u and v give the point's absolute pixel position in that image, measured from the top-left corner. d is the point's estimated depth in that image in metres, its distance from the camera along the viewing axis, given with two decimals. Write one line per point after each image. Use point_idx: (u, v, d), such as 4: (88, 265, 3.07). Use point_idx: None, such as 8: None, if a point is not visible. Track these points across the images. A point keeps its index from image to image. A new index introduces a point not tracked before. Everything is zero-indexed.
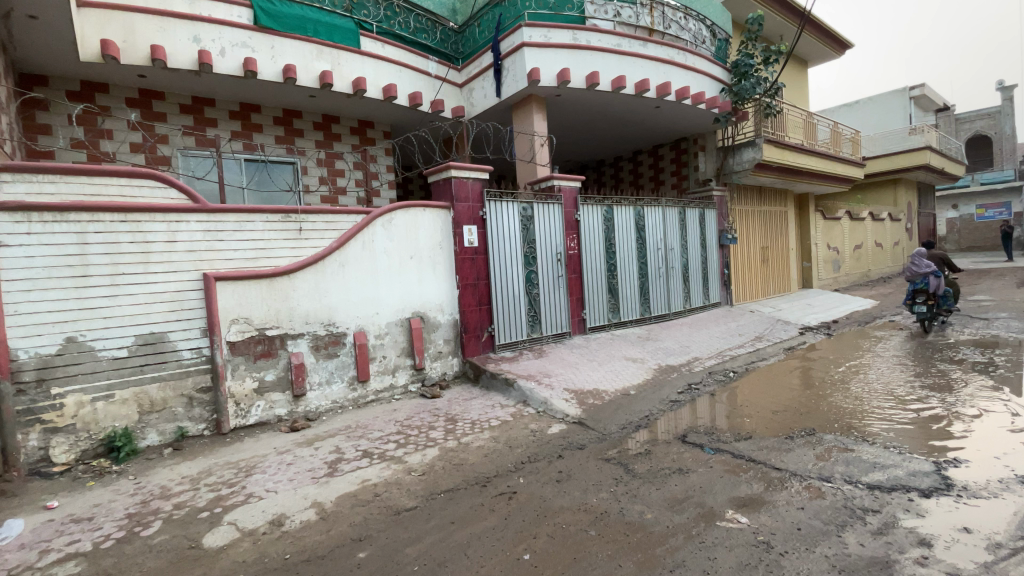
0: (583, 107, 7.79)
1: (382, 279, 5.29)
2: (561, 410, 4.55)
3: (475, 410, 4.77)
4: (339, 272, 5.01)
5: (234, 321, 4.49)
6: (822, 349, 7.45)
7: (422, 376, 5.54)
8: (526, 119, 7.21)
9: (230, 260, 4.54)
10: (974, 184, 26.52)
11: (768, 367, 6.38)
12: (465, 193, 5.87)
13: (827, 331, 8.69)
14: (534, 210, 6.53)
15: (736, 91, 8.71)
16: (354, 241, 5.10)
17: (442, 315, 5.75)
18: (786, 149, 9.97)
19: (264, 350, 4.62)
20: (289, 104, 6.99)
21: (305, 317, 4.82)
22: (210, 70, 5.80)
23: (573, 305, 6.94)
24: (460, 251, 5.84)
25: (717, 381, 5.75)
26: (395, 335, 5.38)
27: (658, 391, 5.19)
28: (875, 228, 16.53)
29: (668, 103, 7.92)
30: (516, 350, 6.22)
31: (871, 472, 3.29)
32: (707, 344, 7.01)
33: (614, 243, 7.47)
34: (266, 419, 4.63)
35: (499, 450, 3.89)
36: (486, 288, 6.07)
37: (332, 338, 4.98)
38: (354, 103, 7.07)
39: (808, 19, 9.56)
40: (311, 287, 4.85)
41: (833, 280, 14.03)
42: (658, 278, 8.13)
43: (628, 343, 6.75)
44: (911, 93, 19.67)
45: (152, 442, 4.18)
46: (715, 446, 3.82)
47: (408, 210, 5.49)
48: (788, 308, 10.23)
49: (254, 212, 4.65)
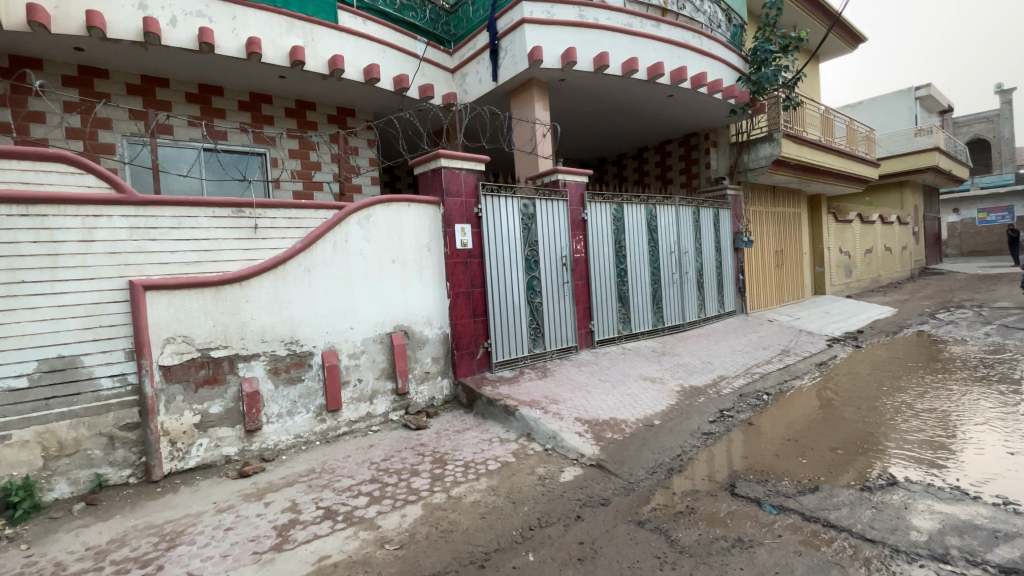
0: (589, 94, 7.00)
1: (358, 287, 4.43)
2: (574, 449, 3.70)
3: (468, 449, 3.89)
4: (305, 279, 4.15)
5: (169, 341, 3.60)
6: (857, 365, 6.67)
7: (405, 403, 4.68)
8: (526, 106, 6.39)
9: (165, 263, 3.66)
10: (974, 188, 26.13)
11: (806, 389, 5.58)
12: (457, 187, 5.04)
13: (855, 343, 7.90)
14: (535, 207, 5.71)
15: (755, 81, 7.96)
16: (324, 241, 4.23)
17: (430, 329, 4.90)
18: (804, 145, 9.26)
19: (207, 376, 3.74)
20: (256, 87, 6.14)
21: (261, 334, 3.95)
22: (157, 41, 4.90)
23: (580, 315, 6.11)
24: (451, 254, 4.98)
25: (751, 406, 4.92)
26: (373, 354, 4.51)
27: (687, 421, 4.35)
28: (884, 232, 15.91)
29: (682, 92, 7.17)
30: (516, 368, 5.37)
31: (998, 548, 2.46)
32: (731, 360, 6.18)
33: (624, 246, 6.66)
34: (211, 461, 3.75)
35: (501, 508, 3.03)
36: (481, 297, 5.20)
37: (295, 359, 4.11)
38: (331, 85, 6.22)
39: (835, 21, 9.11)
40: (269, 297, 3.99)
41: (845, 286, 13.34)
42: (672, 285, 7.34)
43: (643, 359, 5.93)
44: (917, 93, 19.21)
45: (60, 495, 3.28)
46: (776, 504, 3.00)
47: (389, 205, 4.63)
48: (808, 316, 9.46)
49: (196, 205, 3.77)
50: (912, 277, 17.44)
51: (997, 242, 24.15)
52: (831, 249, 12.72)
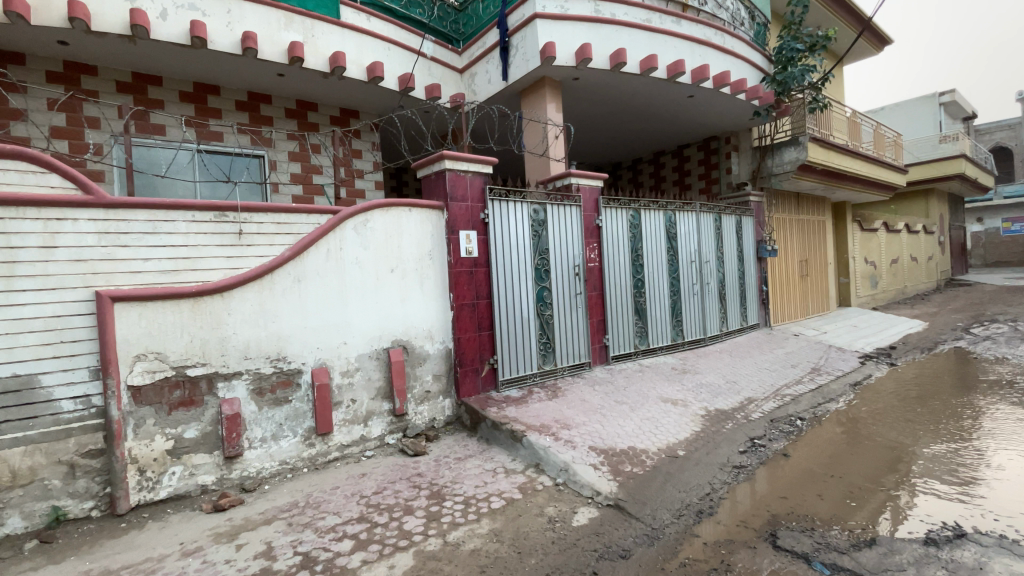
0: (605, 94, 6.61)
1: (352, 298, 4.05)
2: (589, 485, 3.27)
3: (470, 482, 3.48)
4: (294, 289, 3.78)
5: (139, 358, 3.26)
6: (894, 385, 6.17)
7: (403, 425, 4.28)
8: (538, 106, 6.02)
9: (137, 272, 3.32)
10: (998, 197, 25.33)
11: (842, 413, 5.09)
12: (462, 191, 4.67)
13: (890, 361, 7.36)
14: (546, 213, 5.31)
15: (780, 81, 7.51)
16: (316, 249, 3.87)
17: (431, 344, 4.50)
18: (831, 150, 8.79)
19: (181, 397, 3.39)
20: (254, 86, 5.86)
21: (244, 350, 3.59)
22: (145, 35, 4.61)
23: (595, 329, 5.69)
24: (455, 263, 4.60)
25: (784, 434, 4.45)
26: (369, 372, 4.12)
27: (715, 452, 3.91)
28: (909, 241, 15.29)
29: (703, 92, 6.76)
30: (524, 387, 4.95)
31: None
32: (758, 380, 5.70)
33: (641, 254, 6.24)
34: (185, 491, 3.40)
35: (504, 560, 2.61)
36: (488, 309, 4.81)
37: (282, 378, 3.74)
38: (332, 84, 5.90)
39: (864, 27, 8.71)
40: (254, 309, 3.63)
41: (870, 298, 12.75)
42: (692, 297, 6.89)
43: (662, 377, 5.47)
44: (941, 99, 18.60)
45: (12, 531, 2.94)
46: (828, 561, 2.55)
47: (388, 209, 4.27)
48: (835, 330, 8.93)
49: (174, 208, 3.43)
50: (938, 289, 16.74)
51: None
52: (857, 259, 12.15)
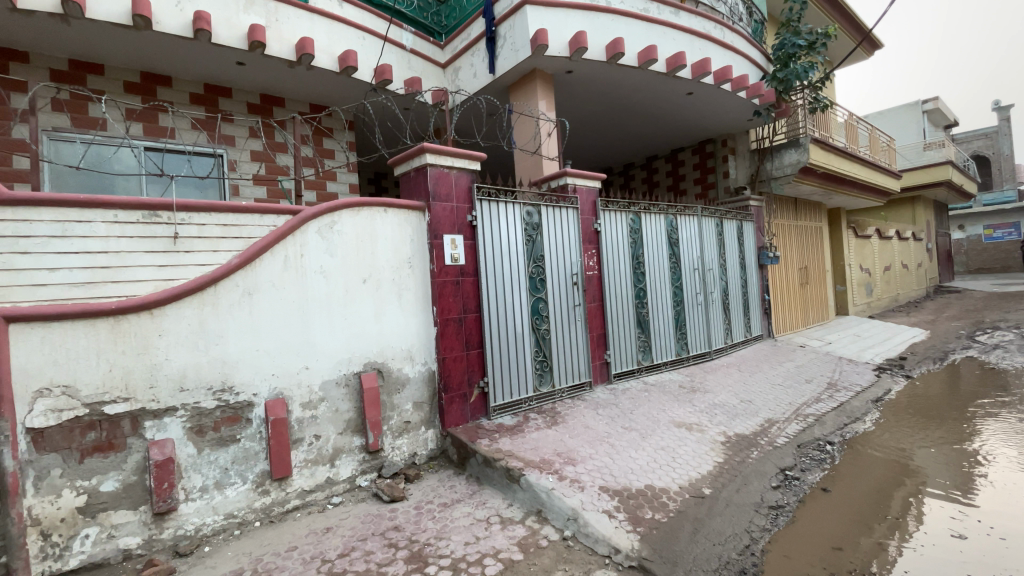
0: (600, 89, 6.13)
1: (316, 315, 3.41)
2: (604, 541, 2.70)
3: (458, 539, 2.86)
4: (245, 304, 3.15)
5: (40, 394, 2.58)
6: (915, 400, 5.75)
7: (378, 462, 3.64)
8: (529, 100, 5.49)
9: (40, 285, 2.65)
10: (977, 205, 25.70)
11: (872, 435, 4.61)
12: (446, 189, 4.09)
13: (905, 373, 6.94)
14: (541, 215, 4.77)
15: (782, 78, 7.13)
16: (271, 255, 3.25)
17: (411, 366, 3.87)
18: (831, 153, 8.44)
19: (97, 441, 2.71)
20: (211, 77, 5.24)
21: (180, 380, 2.94)
22: (78, 13, 3.95)
23: (594, 344, 5.12)
24: (438, 272, 3.99)
25: (817, 463, 3.92)
26: (336, 402, 3.48)
27: (745, 489, 3.35)
28: (900, 248, 15.14)
29: (703, 89, 6.34)
30: (519, 414, 4.33)
31: None
32: (774, 398, 5.17)
33: (643, 262, 5.73)
34: (102, 558, 2.71)
35: None
36: (477, 325, 4.21)
37: (227, 413, 3.08)
38: (300, 75, 5.29)
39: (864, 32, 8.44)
40: (192, 329, 2.98)
41: (866, 305, 12.46)
42: (696, 307, 6.38)
43: (670, 397, 4.91)
44: (924, 107, 18.71)
45: None
46: None
47: (360, 210, 3.66)
48: (839, 341, 8.51)
49: (92, 207, 2.78)
50: (929, 296, 16.62)
51: (1005, 258, 23.19)
52: (853, 266, 11.85)
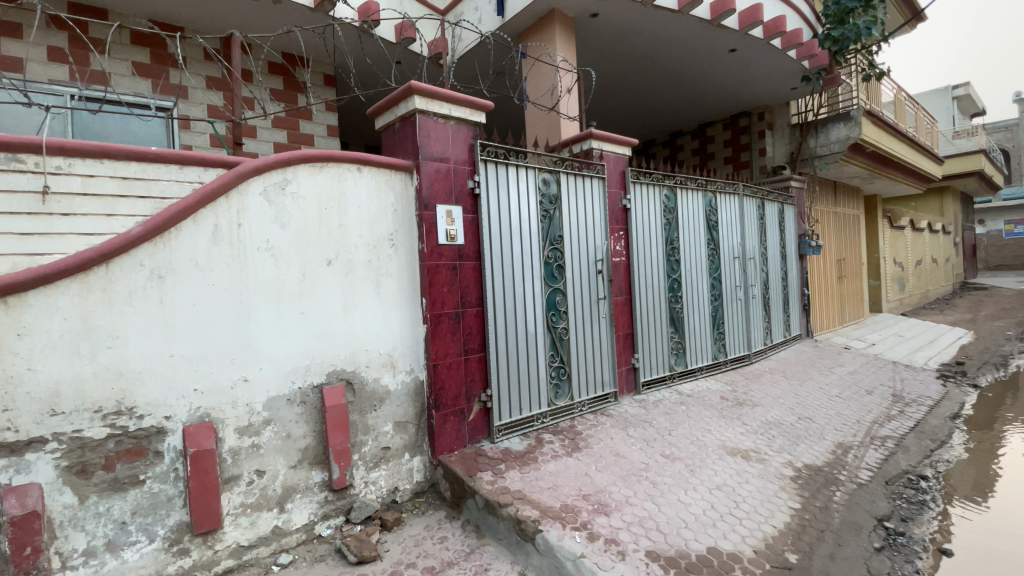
0: (630, 38, 5.16)
1: (259, 308, 2.50)
2: None
3: None
4: (153, 292, 2.24)
5: None
6: (1000, 418, 4.85)
7: (344, 502, 2.76)
8: (545, 47, 4.53)
9: None
10: (998, 199, 24.72)
11: (969, 467, 3.74)
12: (441, 145, 3.15)
13: (973, 382, 6.03)
14: (559, 186, 3.84)
15: (838, 37, 5.94)
16: (194, 224, 2.32)
17: (392, 376, 2.97)
18: (882, 130, 7.47)
19: None
20: (158, 9, 4.27)
21: (51, 400, 2.03)
22: None
23: (621, 347, 4.22)
24: (429, 253, 3.06)
25: (919, 509, 3.05)
26: (288, 424, 2.58)
27: (842, 554, 2.48)
28: (931, 241, 14.20)
29: (750, 44, 5.38)
30: (529, 435, 3.44)
31: None
32: (837, 414, 4.29)
33: (678, 247, 4.81)
34: None
35: None
36: (478, 322, 3.30)
37: (127, 445, 2.19)
38: (269, 9, 4.33)
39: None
40: (70, 327, 2.06)
41: (899, 303, 11.54)
42: (736, 302, 5.47)
43: (714, 413, 4.01)
44: (955, 92, 17.62)
45: None
46: None
47: (324, 166, 2.74)
48: (884, 342, 7.60)
49: None
50: (957, 293, 15.71)
51: None
52: (887, 258, 10.90)
